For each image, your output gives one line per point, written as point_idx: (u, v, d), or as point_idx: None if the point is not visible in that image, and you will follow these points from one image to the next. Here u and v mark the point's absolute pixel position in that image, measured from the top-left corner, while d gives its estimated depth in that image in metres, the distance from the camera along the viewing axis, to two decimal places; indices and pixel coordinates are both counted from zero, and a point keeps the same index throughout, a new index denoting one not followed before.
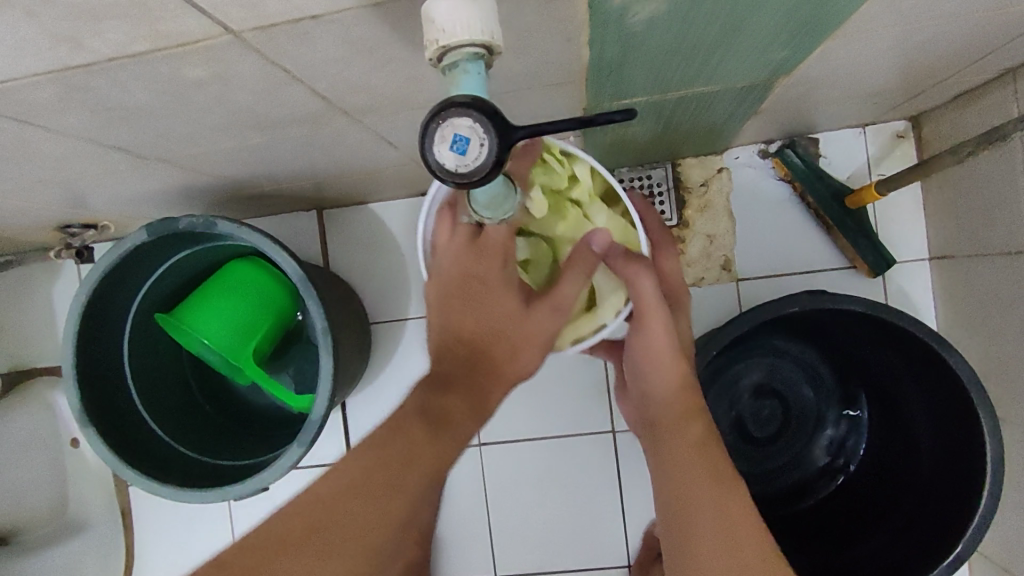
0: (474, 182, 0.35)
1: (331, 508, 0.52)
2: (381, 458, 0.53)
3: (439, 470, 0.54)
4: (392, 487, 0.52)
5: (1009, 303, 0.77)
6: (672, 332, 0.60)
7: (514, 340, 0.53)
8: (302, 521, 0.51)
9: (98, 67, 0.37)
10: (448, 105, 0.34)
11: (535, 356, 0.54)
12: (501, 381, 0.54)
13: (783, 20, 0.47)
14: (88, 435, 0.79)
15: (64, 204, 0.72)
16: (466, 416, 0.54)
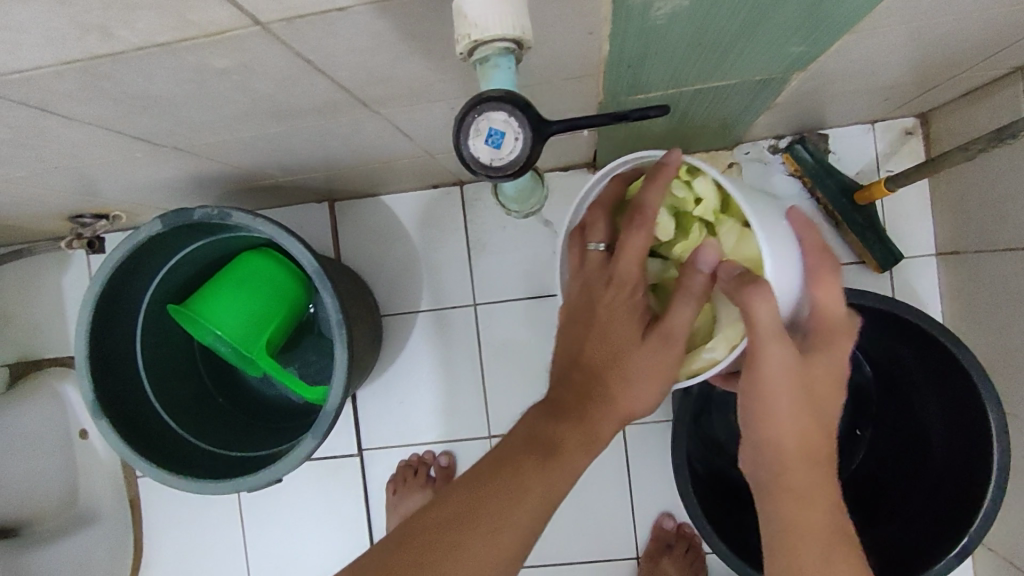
0: (508, 173, 0.38)
1: (473, 504, 0.50)
2: (517, 461, 0.52)
3: (551, 505, 0.51)
4: (528, 485, 0.51)
5: (1018, 299, 0.77)
6: (792, 366, 0.50)
7: (630, 369, 0.54)
8: (447, 519, 0.49)
9: (123, 56, 0.37)
10: (485, 100, 0.36)
11: (653, 388, 0.54)
12: (613, 413, 0.54)
13: (804, 14, 0.47)
14: (101, 425, 0.79)
15: (79, 193, 0.72)
16: (579, 448, 0.53)
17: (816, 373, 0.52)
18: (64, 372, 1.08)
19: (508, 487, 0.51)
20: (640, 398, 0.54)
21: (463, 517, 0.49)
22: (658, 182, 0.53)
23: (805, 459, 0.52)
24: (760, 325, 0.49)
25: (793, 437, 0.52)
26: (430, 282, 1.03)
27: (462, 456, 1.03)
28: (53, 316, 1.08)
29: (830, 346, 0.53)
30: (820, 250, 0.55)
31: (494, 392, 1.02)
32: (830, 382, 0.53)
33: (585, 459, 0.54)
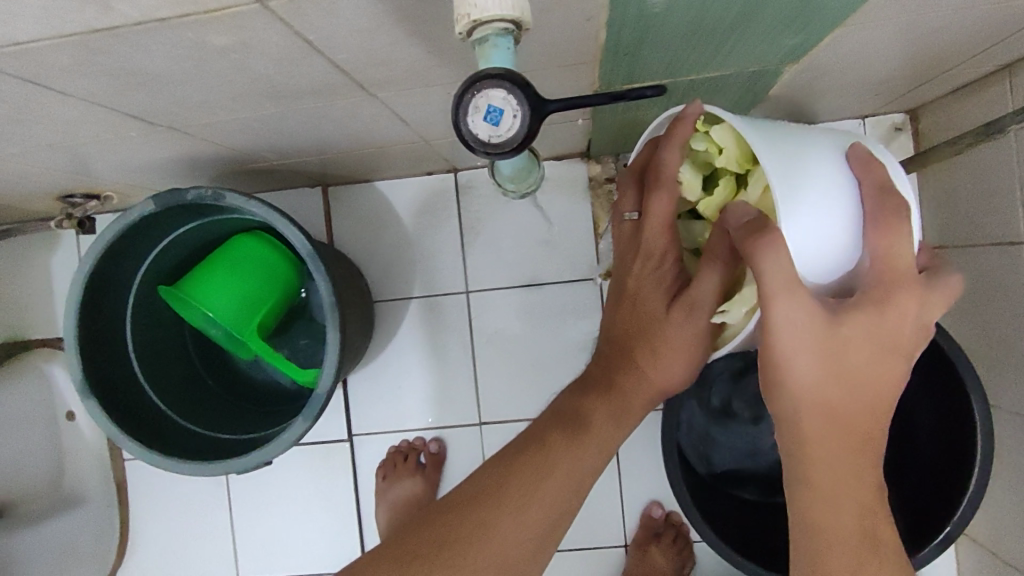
0: (507, 149, 0.39)
1: (492, 491, 0.53)
2: (538, 447, 0.55)
3: (577, 481, 0.55)
4: (545, 468, 0.54)
5: (1002, 294, 0.78)
6: (817, 326, 0.41)
7: (654, 345, 0.55)
8: (469, 506, 0.53)
9: (122, 31, 0.37)
10: (483, 78, 0.36)
11: (680, 363, 0.55)
12: (642, 390, 0.57)
13: (800, 5, 0.47)
14: (88, 405, 0.79)
15: (70, 171, 0.72)
16: (607, 421, 0.57)
17: (857, 349, 0.42)
18: (51, 354, 1.07)
19: (524, 472, 0.54)
20: (668, 372, 0.56)
21: (489, 496, 0.53)
22: (673, 141, 0.51)
23: (841, 450, 0.44)
24: (766, 280, 0.40)
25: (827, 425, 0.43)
26: (423, 268, 1.03)
27: (452, 443, 1.04)
28: (42, 297, 1.08)
29: (880, 309, 0.42)
30: (882, 191, 0.45)
31: (485, 379, 1.03)
32: (875, 358, 0.42)
33: (618, 434, 0.57)
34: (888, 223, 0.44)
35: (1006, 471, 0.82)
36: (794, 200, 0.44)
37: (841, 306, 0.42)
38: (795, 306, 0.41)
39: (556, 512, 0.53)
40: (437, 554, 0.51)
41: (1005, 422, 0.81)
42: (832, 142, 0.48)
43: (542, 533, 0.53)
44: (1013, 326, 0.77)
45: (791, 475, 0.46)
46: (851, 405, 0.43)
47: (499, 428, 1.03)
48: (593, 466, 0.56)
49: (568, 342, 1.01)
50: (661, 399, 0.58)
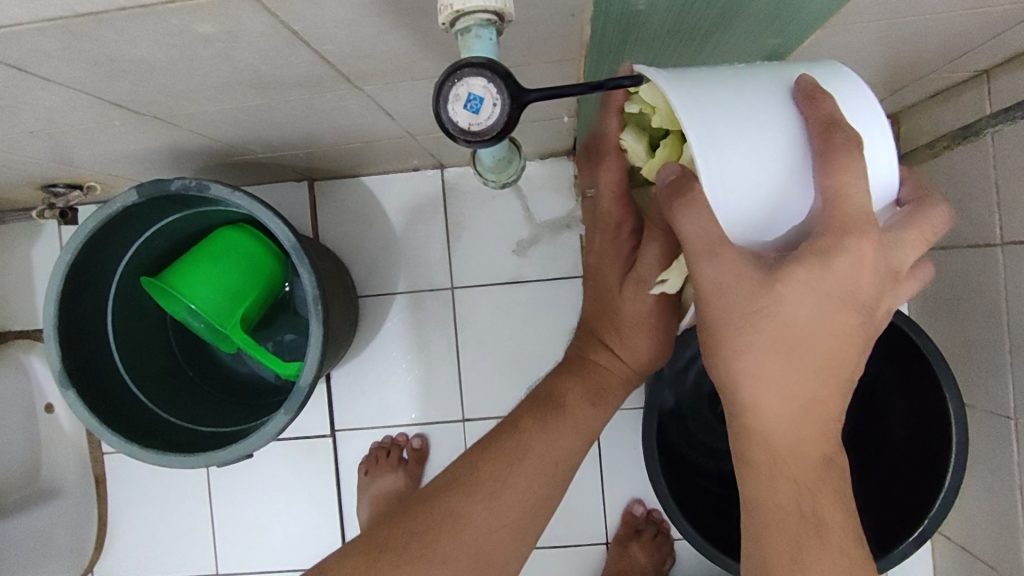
0: (487, 140, 0.37)
1: (473, 472, 0.56)
2: (514, 432, 0.58)
3: (553, 463, 0.57)
4: (520, 449, 0.57)
5: (977, 295, 0.79)
6: (749, 282, 0.38)
7: (618, 323, 0.58)
8: (448, 491, 0.55)
9: (107, 16, 0.37)
10: (464, 65, 0.35)
11: (642, 340, 0.58)
12: (613, 368, 0.60)
13: (780, 7, 0.48)
14: (67, 395, 0.78)
15: (53, 159, 0.72)
16: (581, 401, 0.59)
17: (799, 309, 0.38)
18: (30, 345, 1.06)
19: (502, 455, 0.56)
20: (634, 353, 0.59)
21: (462, 487, 0.55)
22: (609, 109, 0.48)
23: (788, 425, 0.41)
24: (690, 242, 0.39)
25: (770, 396, 0.40)
26: (408, 264, 1.03)
27: (435, 438, 1.04)
28: (22, 288, 1.07)
29: (826, 259, 0.37)
30: (830, 125, 0.38)
31: (468, 376, 1.03)
32: (823, 317, 0.38)
33: (593, 417, 0.60)
34: (839, 158, 0.38)
35: (979, 470, 0.83)
36: (721, 162, 0.38)
37: (780, 259, 0.38)
38: (723, 267, 0.38)
39: (536, 492, 0.56)
40: (414, 548, 0.53)
41: (978, 421, 0.82)
42: (775, 76, 0.41)
43: (519, 519, 0.55)
44: (987, 327, 0.78)
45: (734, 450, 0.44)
46: (796, 373, 0.39)
47: (483, 424, 1.03)
48: (571, 448, 0.58)
49: (552, 339, 1.01)
50: (635, 379, 0.61)
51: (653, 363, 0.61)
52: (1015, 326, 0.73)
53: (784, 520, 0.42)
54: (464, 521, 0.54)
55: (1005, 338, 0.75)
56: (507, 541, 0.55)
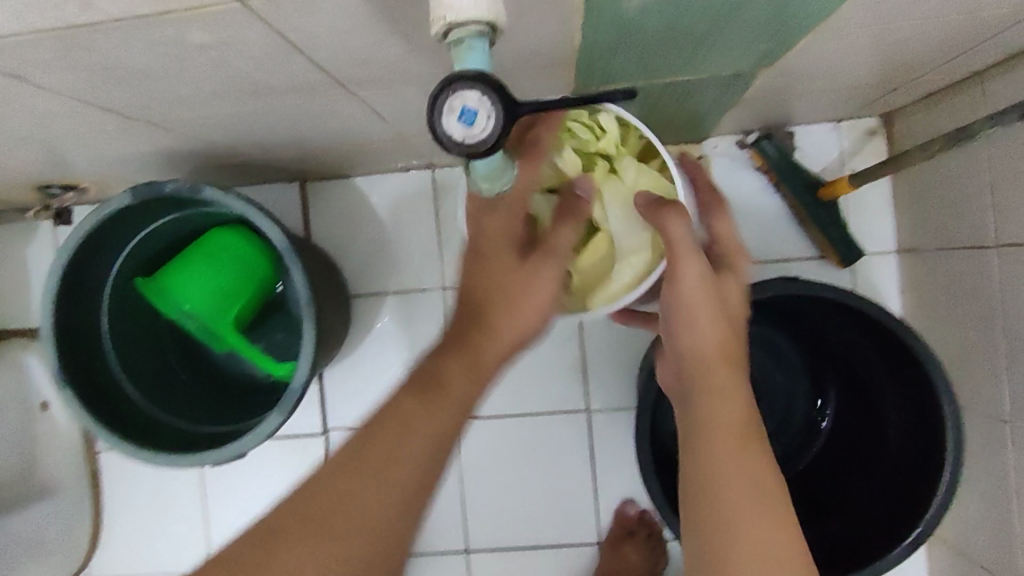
0: (480, 153, 0.37)
1: (355, 460, 0.54)
2: (396, 415, 0.55)
3: (434, 444, 0.55)
4: (403, 432, 0.54)
5: (972, 293, 0.80)
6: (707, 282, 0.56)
7: (505, 299, 0.56)
8: (334, 483, 0.53)
9: (104, 27, 0.38)
10: (458, 78, 0.36)
11: (544, 303, 0.57)
12: (498, 341, 0.57)
13: (771, 12, 0.48)
14: (64, 395, 0.79)
15: (47, 162, 0.71)
16: (465, 376, 0.56)
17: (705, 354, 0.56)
18: (26, 344, 1.06)
19: (384, 440, 0.54)
20: (518, 321, 0.56)
21: (344, 474, 0.53)
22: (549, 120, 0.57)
23: (727, 419, 0.53)
24: (676, 246, 0.56)
25: (718, 374, 0.55)
26: (402, 263, 1.03)
27: None
28: (15, 288, 1.06)
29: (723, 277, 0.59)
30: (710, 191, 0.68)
31: None
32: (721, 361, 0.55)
33: (474, 392, 0.57)
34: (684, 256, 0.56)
35: (973, 469, 0.84)
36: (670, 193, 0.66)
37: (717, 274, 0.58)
38: (692, 273, 0.55)
39: (417, 474, 0.54)
40: (323, 540, 0.51)
41: (972, 421, 0.83)
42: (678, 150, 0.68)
43: (411, 494, 0.54)
44: (982, 328, 0.79)
45: (695, 428, 0.54)
46: (729, 359, 0.55)
47: (477, 424, 1.03)
48: (454, 420, 0.56)
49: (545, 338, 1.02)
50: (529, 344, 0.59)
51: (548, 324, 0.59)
52: (1013, 326, 0.74)
53: (729, 516, 0.50)
54: (344, 519, 0.52)
55: (1000, 340, 0.76)
56: (400, 519, 0.53)
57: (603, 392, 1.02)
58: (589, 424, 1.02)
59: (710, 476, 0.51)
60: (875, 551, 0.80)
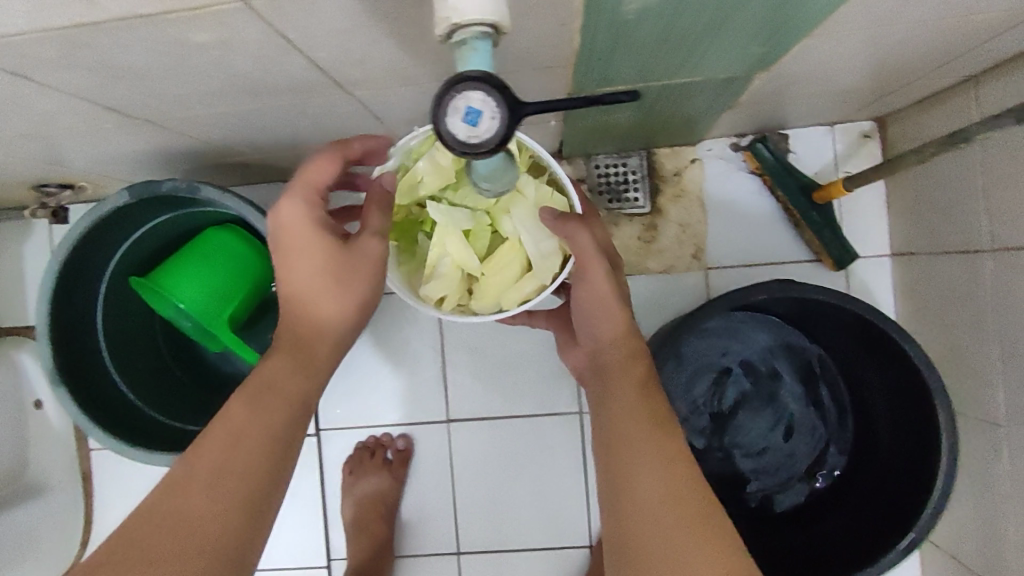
0: (482, 152, 0.37)
1: (183, 485, 0.49)
2: (226, 432, 0.51)
3: (271, 444, 0.51)
4: (233, 442, 0.50)
5: (965, 297, 0.81)
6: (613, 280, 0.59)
7: (322, 283, 0.54)
8: (159, 515, 0.48)
9: (107, 26, 0.38)
10: (463, 79, 0.36)
11: (347, 293, 0.54)
12: (323, 335, 0.55)
13: (768, 17, 0.49)
14: (59, 394, 0.79)
15: (42, 160, 0.71)
16: (289, 369, 0.54)
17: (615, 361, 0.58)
18: (21, 342, 1.05)
19: (217, 458, 0.50)
20: (337, 305, 0.54)
21: (173, 504, 0.48)
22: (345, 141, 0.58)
23: (633, 420, 0.53)
24: (582, 252, 0.58)
25: (624, 380, 0.56)
26: None
27: (420, 440, 1.05)
28: (10, 287, 1.06)
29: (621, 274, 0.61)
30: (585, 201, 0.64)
31: (456, 377, 1.04)
32: (626, 362, 0.57)
33: (308, 390, 0.54)
34: (594, 266, 0.58)
35: (967, 472, 0.85)
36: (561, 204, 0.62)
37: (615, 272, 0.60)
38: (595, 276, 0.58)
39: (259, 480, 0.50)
40: (147, 571, 0.45)
41: (966, 425, 0.84)
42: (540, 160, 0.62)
43: (248, 502, 0.49)
44: (977, 332, 0.80)
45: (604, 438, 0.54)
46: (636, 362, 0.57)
47: (470, 425, 1.04)
48: (290, 421, 0.53)
49: (538, 340, 1.02)
50: (348, 338, 0.57)
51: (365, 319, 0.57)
52: (1003, 330, 0.74)
53: (641, 522, 0.49)
54: (177, 546, 0.46)
55: (994, 343, 0.76)
56: (247, 530, 0.49)
57: None
58: (582, 426, 1.03)
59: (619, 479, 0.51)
60: (868, 554, 0.81)
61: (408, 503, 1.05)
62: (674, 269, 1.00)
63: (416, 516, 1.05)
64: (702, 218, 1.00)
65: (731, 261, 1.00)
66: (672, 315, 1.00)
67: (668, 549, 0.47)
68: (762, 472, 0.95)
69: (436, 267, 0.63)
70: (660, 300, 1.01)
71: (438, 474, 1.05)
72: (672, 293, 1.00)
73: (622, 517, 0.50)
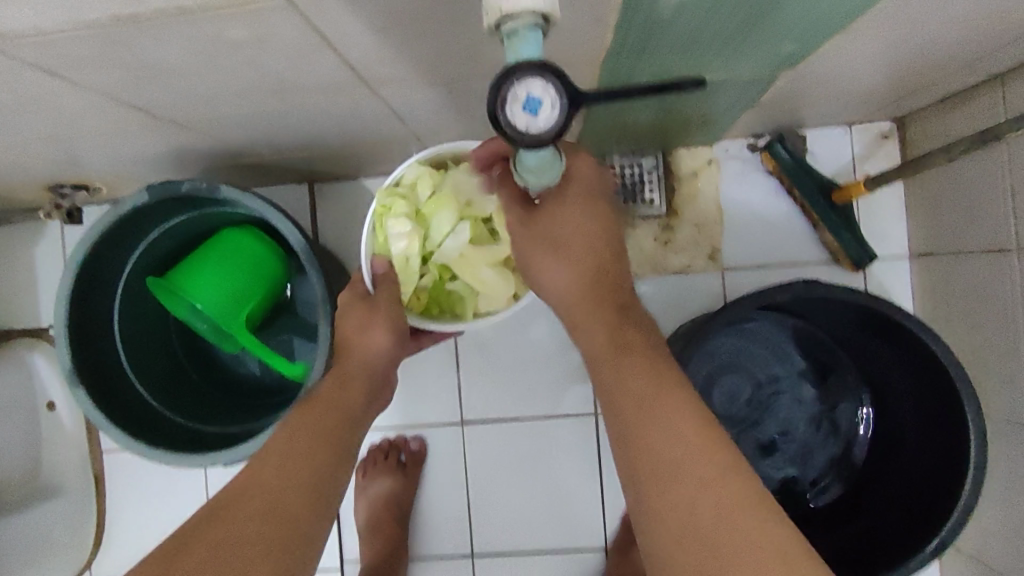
0: (541, 142, 0.37)
1: (262, 473, 0.55)
2: (293, 432, 0.59)
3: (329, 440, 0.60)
4: (301, 440, 0.58)
5: (991, 296, 0.80)
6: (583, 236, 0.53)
7: (357, 324, 0.68)
8: (243, 496, 0.53)
9: (144, 22, 0.37)
10: (522, 67, 0.35)
11: (381, 332, 0.67)
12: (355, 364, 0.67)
13: (803, 13, 0.48)
14: (76, 393, 0.79)
15: (61, 161, 0.71)
16: (330, 390, 0.64)
17: (598, 333, 0.52)
18: (32, 344, 1.04)
19: (286, 453, 0.57)
20: (369, 342, 0.67)
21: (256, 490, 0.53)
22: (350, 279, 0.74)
23: (630, 386, 0.49)
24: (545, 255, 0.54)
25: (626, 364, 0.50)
26: None
27: (436, 441, 1.04)
28: (23, 288, 1.05)
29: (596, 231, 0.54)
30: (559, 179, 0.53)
31: (471, 379, 1.03)
32: (611, 327, 0.52)
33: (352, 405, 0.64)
34: (530, 254, 0.55)
35: (990, 476, 0.84)
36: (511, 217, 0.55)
37: (577, 228, 0.53)
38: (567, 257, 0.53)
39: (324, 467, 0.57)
40: (245, 534, 0.50)
41: (991, 428, 0.83)
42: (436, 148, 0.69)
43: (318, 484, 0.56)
44: (1003, 333, 0.79)
45: (614, 414, 0.49)
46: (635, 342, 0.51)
47: (486, 426, 1.03)
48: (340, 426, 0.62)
49: (554, 342, 1.02)
50: (375, 377, 0.68)
51: (397, 353, 0.69)
52: None
53: (675, 471, 0.45)
54: (261, 521, 0.51)
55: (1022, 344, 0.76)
56: (319, 508, 0.55)
57: None
58: (599, 427, 1.02)
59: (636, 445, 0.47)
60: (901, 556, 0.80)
61: (423, 506, 1.04)
62: (691, 270, 1.00)
63: (431, 519, 1.04)
64: (718, 219, 0.99)
65: (749, 262, 0.99)
66: (689, 316, 1.00)
67: (699, 492, 0.44)
68: (790, 459, 0.96)
69: (483, 281, 0.70)
70: (678, 301, 1.00)
71: (454, 475, 1.04)
72: (690, 294, 1.00)
73: (646, 474, 0.46)
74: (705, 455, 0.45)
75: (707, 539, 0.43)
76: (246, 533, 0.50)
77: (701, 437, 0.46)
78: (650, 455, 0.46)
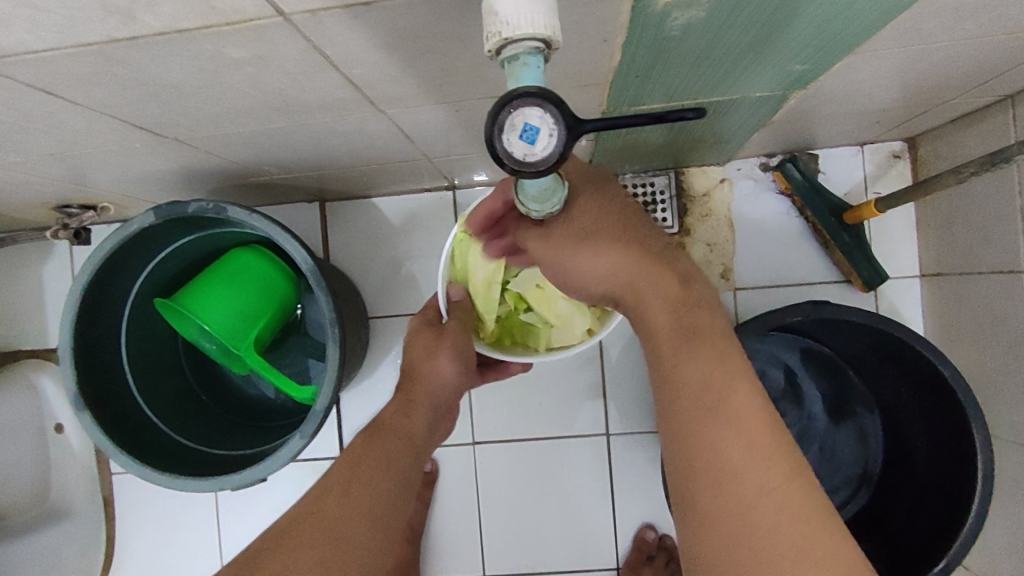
0: (539, 171, 0.36)
1: (320, 501, 0.54)
2: (354, 459, 0.58)
3: (389, 466, 0.59)
4: (363, 470, 0.57)
5: (1002, 317, 0.79)
6: (608, 222, 0.50)
7: (423, 350, 0.68)
8: (299, 525, 0.52)
9: (142, 42, 0.37)
10: (519, 95, 0.34)
11: (447, 360, 0.67)
12: (419, 387, 0.67)
13: (811, 33, 0.47)
14: (82, 416, 0.78)
15: (67, 180, 0.71)
16: (394, 415, 0.64)
17: (660, 316, 0.50)
18: (41, 364, 1.05)
19: (346, 482, 0.56)
20: (438, 368, 0.67)
21: (311, 519, 0.53)
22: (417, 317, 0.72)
23: (703, 378, 0.46)
24: (575, 256, 0.50)
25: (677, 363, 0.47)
26: (423, 283, 1.00)
27: (446, 461, 1.02)
28: (33, 307, 1.05)
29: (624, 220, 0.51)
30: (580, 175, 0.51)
31: (479, 399, 1.02)
32: (671, 307, 0.49)
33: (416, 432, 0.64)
34: (561, 252, 0.50)
35: (1002, 500, 0.82)
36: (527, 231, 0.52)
37: (601, 213, 0.50)
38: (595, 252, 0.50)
39: (381, 495, 0.56)
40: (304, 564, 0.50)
41: (1002, 451, 0.81)
42: None
43: (378, 511, 0.55)
44: (1014, 356, 0.77)
45: (676, 413, 0.47)
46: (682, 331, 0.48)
47: (495, 447, 1.02)
48: (402, 453, 0.61)
49: (563, 363, 1.01)
50: (439, 400, 0.68)
51: (465, 380, 0.69)
52: None
53: (737, 476, 0.43)
54: (318, 551, 0.51)
55: None
56: (374, 536, 0.54)
57: (624, 415, 1.00)
58: (608, 449, 1.00)
59: (703, 446, 0.45)
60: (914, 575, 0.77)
61: (433, 528, 1.02)
62: None
63: (440, 540, 1.02)
64: (730, 238, 0.98)
65: (762, 281, 0.98)
66: None
67: (757, 501, 0.43)
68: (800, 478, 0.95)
69: (560, 314, 0.69)
70: None
71: (463, 496, 1.02)
72: None
73: (705, 475, 0.44)
74: (772, 462, 0.43)
75: (772, 556, 0.41)
76: (301, 561, 0.50)
77: (763, 440, 0.44)
78: (718, 456, 0.44)
